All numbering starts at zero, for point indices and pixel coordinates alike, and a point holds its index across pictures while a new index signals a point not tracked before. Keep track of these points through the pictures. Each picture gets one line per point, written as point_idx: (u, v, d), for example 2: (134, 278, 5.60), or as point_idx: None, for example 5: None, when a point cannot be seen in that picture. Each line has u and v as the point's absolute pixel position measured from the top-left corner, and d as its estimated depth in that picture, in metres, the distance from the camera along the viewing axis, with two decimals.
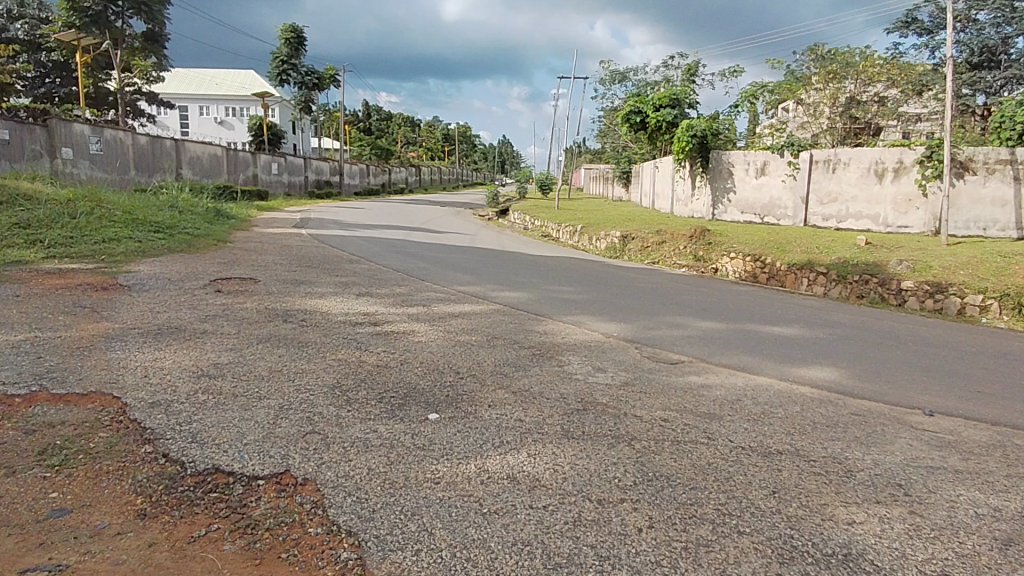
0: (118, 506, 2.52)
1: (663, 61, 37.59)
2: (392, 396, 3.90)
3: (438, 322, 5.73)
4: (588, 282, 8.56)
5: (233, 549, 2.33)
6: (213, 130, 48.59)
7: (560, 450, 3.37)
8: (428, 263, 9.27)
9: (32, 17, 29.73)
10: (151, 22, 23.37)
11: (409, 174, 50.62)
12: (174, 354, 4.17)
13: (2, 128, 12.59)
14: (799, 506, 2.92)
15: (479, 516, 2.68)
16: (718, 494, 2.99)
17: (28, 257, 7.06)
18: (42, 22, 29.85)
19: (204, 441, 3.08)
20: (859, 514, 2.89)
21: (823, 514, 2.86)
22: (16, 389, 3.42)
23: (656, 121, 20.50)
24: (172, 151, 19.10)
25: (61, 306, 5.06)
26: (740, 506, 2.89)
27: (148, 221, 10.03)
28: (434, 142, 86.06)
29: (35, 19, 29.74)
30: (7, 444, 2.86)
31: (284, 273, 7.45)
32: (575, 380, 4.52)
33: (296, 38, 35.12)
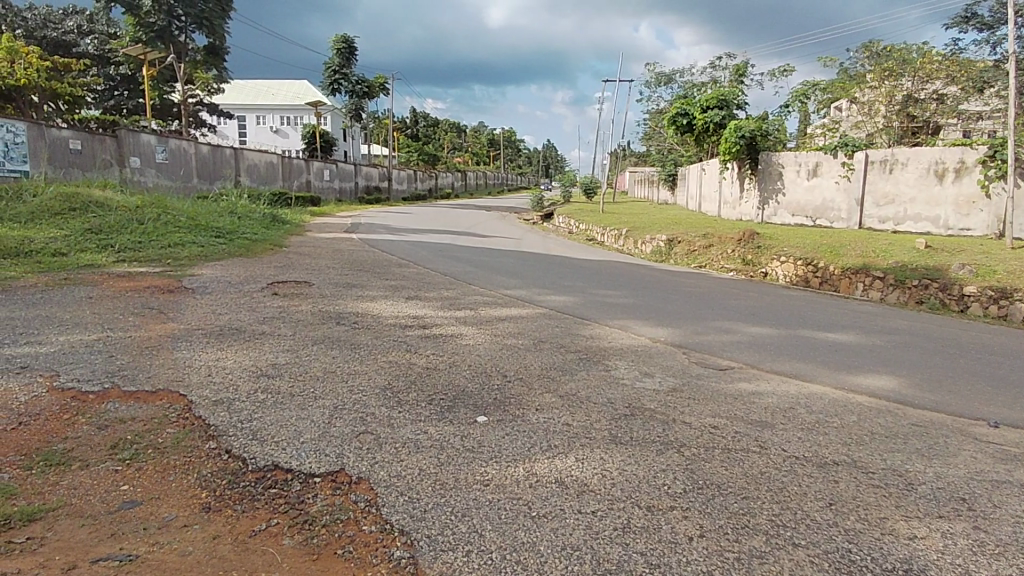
0: (185, 499, 2.64)
1: (710, 62, 36.87)
2: (442, 398, 3.95)
3: (485, 325, 5.78)
4: (634, 286, 8.47)
5: (291, 544, 2.41)
6: (268, 138, 50.24)
7: (608, 455, 3.35)
8: (474, 267, 9.37)
9: (102, 34, 31.47)
10: (212, 36, 24.30)
11: (455, 179, 51.28)
12: (235, 355, 4.34)
13: (75, 138, 13.36)
14: (856, 519, 2.81)
15: (529, 519, 2.69)
16: (772, 505, 2.90)
17: (101, 261, 7.46)
18: (110, 37, 31.67)
19: (264, 438, 3.19)
20: (920, 528, 2.76)
21: (882, 528, 2.74)
22: (91, 385, 3.62)
23: (702, 123, 20.19)
24: (232, 160, 19.88)
25: (131, 306, 5.35)
26: (795, 517, 2.81)
27: (209, 226, 10.46)
28: (480, 147, 86.98)
29: (103, 35, 31.60)
30: (81, 439, 3.02)
31: (337, 277, 7.65)
32: (622, 385, 4.47)
33: (348, 48, 36.05)
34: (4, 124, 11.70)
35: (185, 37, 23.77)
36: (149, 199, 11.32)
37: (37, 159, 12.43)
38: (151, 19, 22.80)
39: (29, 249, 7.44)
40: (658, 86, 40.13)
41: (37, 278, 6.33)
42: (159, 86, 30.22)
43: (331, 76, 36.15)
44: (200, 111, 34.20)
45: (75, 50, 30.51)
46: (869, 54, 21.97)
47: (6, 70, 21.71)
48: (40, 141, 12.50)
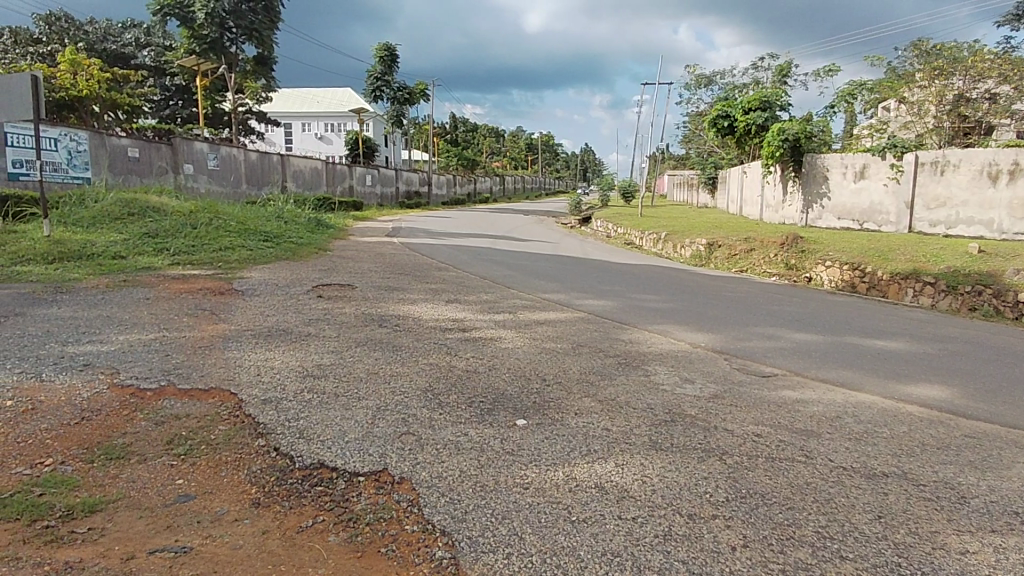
0: (235, 494, 2.73)
1: (752, 63, 36.15)
2: (481, 400, 3.99)
3: (524, 328, 5.80)
4: (675, 291, 8.37)
5: (337, 541, 2.46)
6: (313, 144, 51.50)
7: (648, 461, 3.31)
8: (513, 271, 9.43)
9: (158, 46, 32.82)
10: (263, 46, 24.30)
11: (493, 183, 51.55)
12: (282, 355, 4.46)
13: (132, 146, 13.96)
14: (906, 533, 2.71)
15: (569, 523, 2.68)
16: (818, 516, 2.82)
17: (157, 263, 7.78)
18: (166, 49, 32.90)
19: (310, 437, 3.26)
20: (972, 542, 2.65)
21: (934, 542, 2.64)
22: (148, 382, 3.78)
23: (744, 125, 19.83)
24: (279, 166, 20.48)
25: (186, 308, 5.57)
26: (842, 529, 2.73)
27: (258, 230, 10.79)
28: (519, 151, 87.24)
29: (160, 47, 32.86)
30: (139, 434, 3.15)
31: (379, 280, 7.80)
32: (662, 390, 4.42)
33: (390, 55, 36.63)
34: (67, 133, 12.30)
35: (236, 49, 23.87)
36: (202, 204, 11.74)
37: (98, 166, 13.03)
38: (205, 31, 22.77)
39: (91, 253, 7.81)
40: (698, 88, 39.56)
41: (99, 280, 6.65)
42: (212, 95, 31.30)
43: (373, 84, 36.89)
44: (249, 119, 35.33)
45: (133, 61, 32.12)
46: (918, 53, 21.23)
47: (69, 81, 22.87)
48: (100, 149, 13.10)
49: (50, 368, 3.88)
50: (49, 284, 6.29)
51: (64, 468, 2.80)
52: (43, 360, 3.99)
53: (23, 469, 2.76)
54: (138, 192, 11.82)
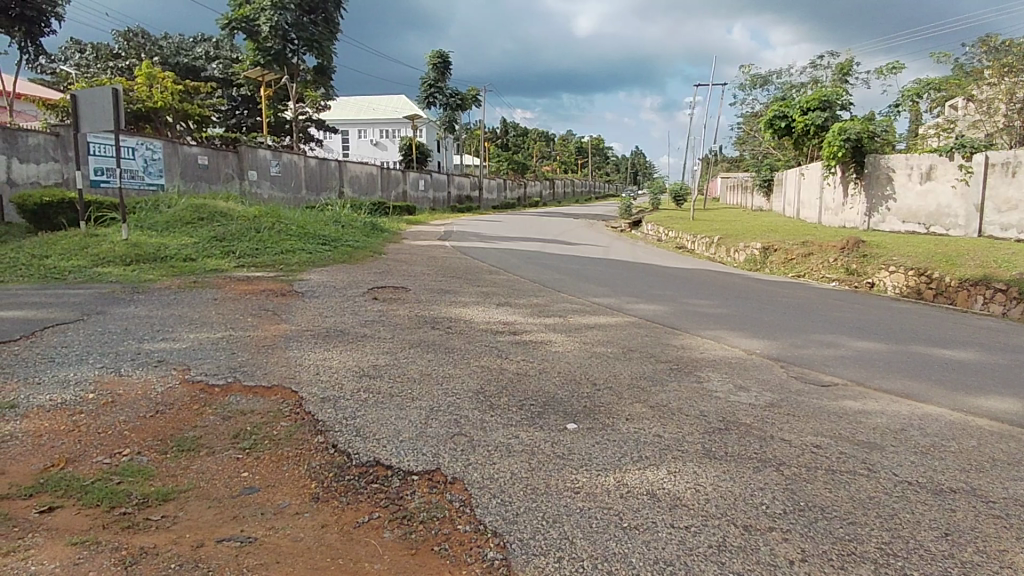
0: (297, 488, 2.83)
1: (811, 61, 34.88)
2: (532, 403, 4.01)
3: (574, 332, 5.78)
4: (728, 296, 8.16)
5: (391, 537, 2.52)
6: (369, 150, 52.81)
7: (702, 470, 3.24)
8: (564, 274, 9.43)
9: (227, 58, 33.92)
10: (323, 57, 24.93)
11: (543, 187, 51.61)
12: (340, 355, 4.60)
13: (201, 154, 14.66)
14: (974, 551, 2.57)
15: (620, 529, 2.66)
16: (881, 532, 2.71)
17: (224, 266, 8.15)
18: (233, 62, 33.91)
19: (366, 436, 3.35)
20: None
21: (1003, 561, 2.49)
22: (217, 379, 3.96)
23: (802, 125, 19.19)
24: (337, 171, 21.11)
25: (250, 308, 5.82)
26: (906, 546, 2.60)
27: (317, 234, 11.15)
28: (569, 155, 87.04)
29: (227, 60, 33.91)
30: (209, 428, 3.32)
31: (432, 282, 7.95)
32: (716, 397, 4.32)
33: (443, 62, 37.24)
34: (143, 142, 13.00)
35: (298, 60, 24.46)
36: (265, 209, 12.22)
37: (171, 174, 13.76)
38: (269, 43, 23.50)
39: (164, 255, 8.25)
40: (754, 89, 38.49)
41: (171, 280, 7.04)
42: (275, 105, 32.61)
43: (426, 90, 37.58)
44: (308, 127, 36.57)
45: (202, 74, 33.50)
46: (987, 49, 20.06)
47: (145, 94, 24.20)
48: (173, 157, 13.82)
49: (129, 363, 4.13)
50: (128, 284, 6.70)
51: (140, 458, 2.97)
52: (122, 356, 4.24)
53: (104, 458, 2.94)
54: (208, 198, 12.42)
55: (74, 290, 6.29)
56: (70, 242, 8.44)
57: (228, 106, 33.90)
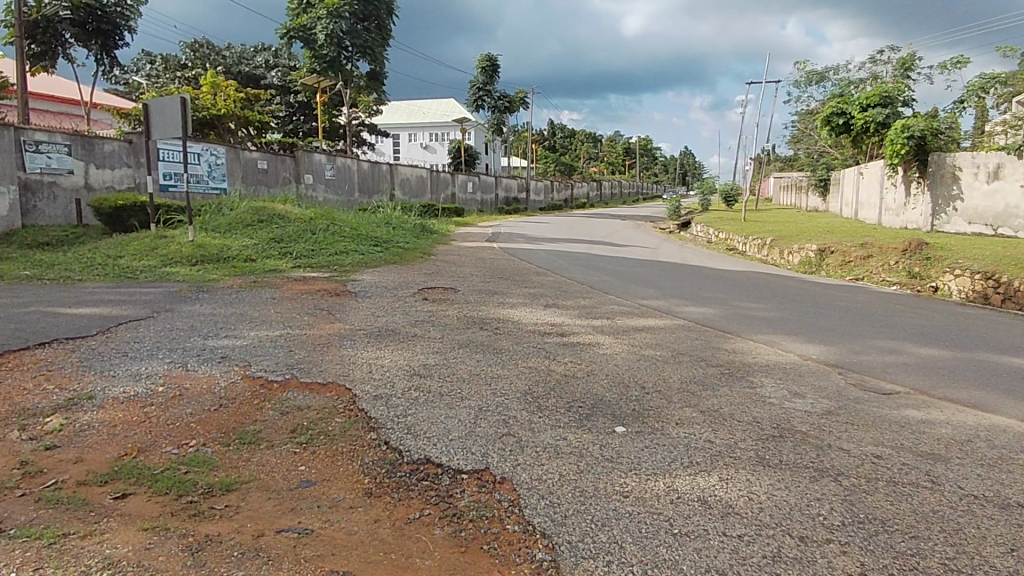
0: (350, 483, 2.91)
1: (870, 57, 33.51)
2: (580, 405, 3.99)
3: (623, 335, 5.73)
4: (782, 299, 7.93)
5: (441, 534, 2.56)
6: (418, 153, 53.67)
7: (756, 478, 3.16)
8: (612, 276, 9.35)
9: (285, 66, 35.16)
10: (375, 63, 25.51)
11: (590, 189, 51.33)
12: (391, 354, 4.69)
13: (260, 158, 15.21)
14: None
15: (670, 535, 2.62)
16: (944, 547, 2.58)
17: (282, 266, 8.44)
18: (290, 69, 35.22)
19: (417, 433, 3.41)
20: None
21: None
22: (275, 375, 4.11)
23: (862, 123, 18.46)
24: (388, 174, 21.56)
25: (306, 307, 6.00)
26: (972, 563, 2.47)
27: (369, 236, 11.40)
28: (616, 155, 86.21)
29: (285, 68, 35.22)
30: (268, 422, 3.44)
31: (480, 283, 8.02)
32: (769, 404, 4.20)
33: (491, 66, 37.50)
34: (207, 148, 13.58)
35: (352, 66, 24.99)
36: (319, 212, 12.59)
37: (233, 178, 14.33)
38: (325, 51, 24.11)
39: (227, 256, 8.61)
40: (809, 86, 37.21)
41: (233, 280, 7.34)
42: (329, 110, 33.54)
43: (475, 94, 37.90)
44: (362, 132, 37.48)
45: (262, 82, 34.84)
46: None
47: (210, 102, 25.28)
48: (235, 162, 14.40)
49: (194, 359, 4.32)
50: (194, 284, 7.01)
51: (205, 450, 3.11)
52: (188, 352, 4.45)
53: (172, 449, 3.09)
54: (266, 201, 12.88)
55: (145, 288, 6.62)
56: (141, 243, 8.91)
57: (286, 112, 35.05)
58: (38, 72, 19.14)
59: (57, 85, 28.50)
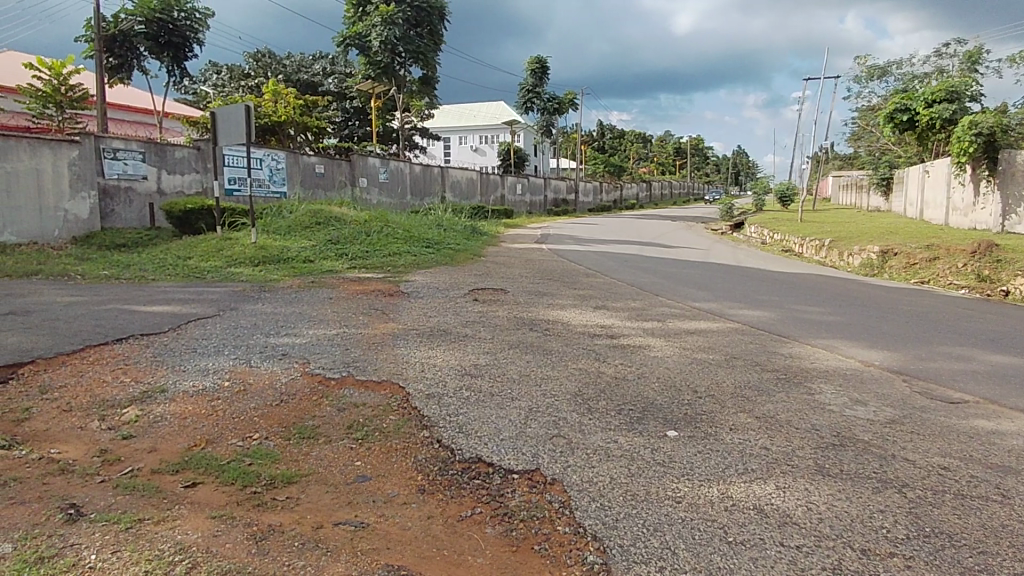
0: (404, 479, 2.98)
1: (936, 50, 31.90)
2: (631, 408, 3.95)
3: (674, 337, 5.64)
4: (842, 303, 7.64)
5: (493, 533, 2.59)
6: (467, 156, 54.26)
7: (814, 487, 3.06)
8: (663, 278, 9.22)
9: (341, 73, 36.16)
10: (427, 68, 25.88)
11: (639, 190, 50.68)
12: (443, 354, 4.77)
13: (318, 163, 15.70)
14: None
15: (725, 543, 2.57)
16: (1018, 565, 2.43)
17: (338, 267, 8.69)
18: (346, 76, 36.21)
19: (468, 432, 3.46)
20: None
21: None
22: (333, 372, 4.24)
23: (927, 120, 17.62)
24: (439, 178, 21.90)
25: (361, 307, 6.16)
26: None
27: (421, 238, 11.59)
28: (666, 156, 84.83)
29: (341, 75, 36.24)
30: (326, 418, 3.56)
31: (530, 285, 8.04)
32: (829, 411, 4.05)
33: (541, 68, 37.54)
34: (268, 154, 14.10)
35: (405, 72, 25.44)
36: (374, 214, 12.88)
37: (292, 182, 14.85)
38: (379, 57, 24.67)
39: (287, 257, 8.93)
40: (870, 81, 35.67)
41: (293, 280, 7.60)
42: (383, 115, 34.27)
43: (525, 96, 38.06)
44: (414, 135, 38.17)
45: (319, 89, 35.98)
46: None
47: (271, 109, 26.27)
48: (294, 167, 14.91)
49: (257, 355, 4.51)
50: (256, 284, 7.30)
51: (267, 443, 3.24)
52: (252, 349, 4.63)
53: (237, 441, 3.24)
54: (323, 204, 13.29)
55: (212, 288, 6.95)
56: (208, 245, 9.34)
57: (343, 117, 36.02)
58: (117, 84, 20.39)
59: (131, 96, 30.28)
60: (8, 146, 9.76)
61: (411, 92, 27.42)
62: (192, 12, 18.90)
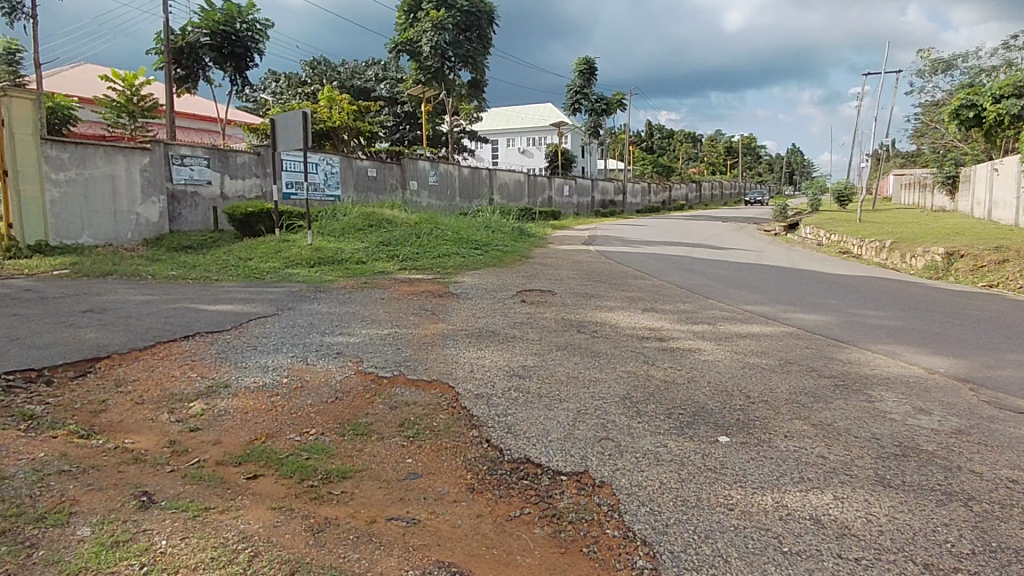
0: (454, 478, 3.03)
1: (1006, 41, 30.15)
2: (681, 412, 3.90)
3: (726, 341, 5.53)
4: (904, 307, 7.31)
5: (542, 534, 2.60)
6: (515, 158, 54.52)
7: (874, 499, 2.95)
8: (713, 280, 9.04)
9: (393, 78, 36.88)
10: (476, 71, 26.09)
11: (688, 190, 49.77)
12: (492, 354, 4.82)
13: (370, 166, 16.07)
14: None
15: (780, 553, 2.50)
16: None
17: (390, 268, 8.88)
18: (397, 81, 36.95)
19: (517, 433, 3.49)
20: None
21: None
22: (385, 371, 4.35)
23: (995, 116, 16.67)
24: (487, 180, 22.08)
25: (413, 307, 6.29)
26: None
27: (470, 240, 11.73)
28: (717, 155, 83.00)
29: (393, 80, 37.00)
30: (379, 415, 3.65)
31: (577, 286, 8.03)
32: (890, 420, 3.89)
33: (589, 69, 37.33)
34: (323, 159, 14.52)
35: (454, 75, 25.74)
36: (424, 216, 13.11)
37: (346, 186, 15.26)
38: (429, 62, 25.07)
39: (342, 259, 9.19)
40: (934, 75, 33.97)
41: (346, 281, 7.81)
42: (432, 119, 34.77)
43: (573, 97, 37.95)
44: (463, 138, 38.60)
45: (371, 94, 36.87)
46: None
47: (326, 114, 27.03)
48: (348, 171, 15.31)
49: (314, 353, 4.66)
50: (312, 284, 7.55)
51: (323, 438, 3.35)
52: (308, 347, 4.80)
53: (296, 436, 3.36)
54: (376, 206, 13.59)
55: (272, 288, 7.22)
56: (267, 247, 9.71)
57: (394, 122, 36.74)
58: (184, 93, 21.42)
59: (196, 104, 31.78)
60: (86, 154, 10.34)
61: (460, 95, 27.69)
62: (253, 24, 19.51)
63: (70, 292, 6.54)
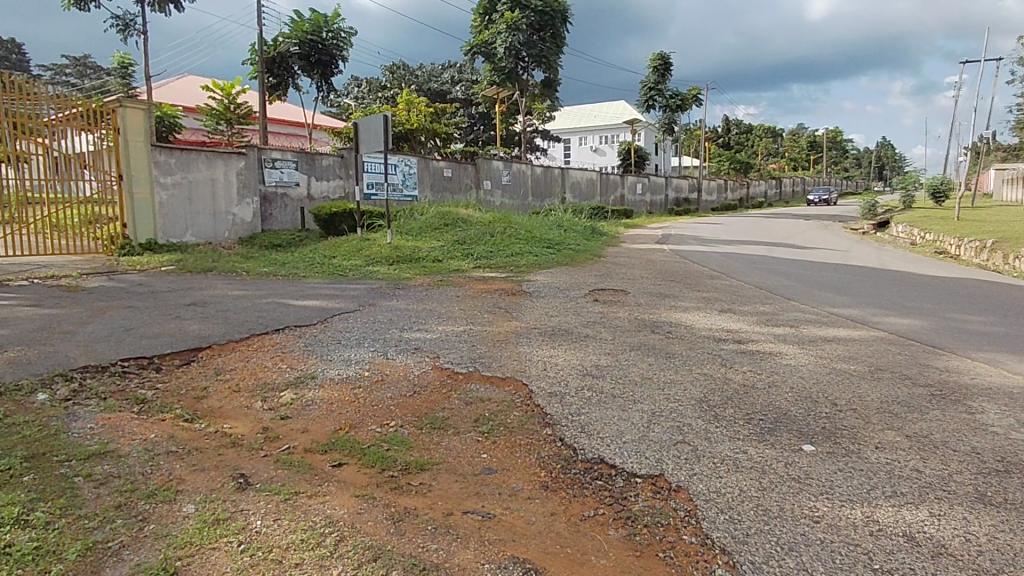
0: (528, 474, 3.07)
1: None
2: (762, 418, 3.77)
3: (810, 345, 5.29)
4: (1010, 312, 6.72)
5: (616, 535, 2.60)
6: (587, 156, 54.23)
7: (974, 517, 2.75)
8: (795, 281, 8.67)
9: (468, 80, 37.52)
10: (550, 71, 25.99)
11: (767, 187, 47.68)
12: (565, 353, 4.82)
13: (445, 166, 16.40)
14: None
15: (869, 570, 2.38)
16: None
17: (465, 266, 9.05)
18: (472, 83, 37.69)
19: (591, 433, 3.49)
20: None
21: None
22: (460, 367, 4.45)
23: None
24: (559, 179, 22.04)
25: (486, 305, 6.38)
26: None
27: (542, 238, 11.74)
28: (799, 150, 79.08)
29: (468, 82, 37.80)
30: (456, 410, 3.75)
31: (651, 286, 7.90)
32: (992, 433, 3.61)
33: (664, 64, 36.54)
34: (402, 160, 14.94)
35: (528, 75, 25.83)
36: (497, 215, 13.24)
37: (423, 186, 15.67)
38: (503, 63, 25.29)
39: (419, 257, 9.44)
40: None
41: (423, 279, 8.01)
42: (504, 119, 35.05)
43: (646, 94, 37.19)
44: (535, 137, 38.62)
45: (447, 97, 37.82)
46: None
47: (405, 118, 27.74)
48: (424, 171, 15.69)
49: (393, 348, 4.83)
50: (391, 281, 7.82)
51: (402, 430, 3.48)
52: (388, 342, 4.98)
53: (377, 427, 3.50)
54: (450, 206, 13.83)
55: (353, 285, 7.53)
56: (348, 245, 10.11)
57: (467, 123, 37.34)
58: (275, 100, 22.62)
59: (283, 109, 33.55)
60: (189, 159, 11.09)
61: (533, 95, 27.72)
62: (338, 32, 20.30)
63: (175, 287, 7.06)
